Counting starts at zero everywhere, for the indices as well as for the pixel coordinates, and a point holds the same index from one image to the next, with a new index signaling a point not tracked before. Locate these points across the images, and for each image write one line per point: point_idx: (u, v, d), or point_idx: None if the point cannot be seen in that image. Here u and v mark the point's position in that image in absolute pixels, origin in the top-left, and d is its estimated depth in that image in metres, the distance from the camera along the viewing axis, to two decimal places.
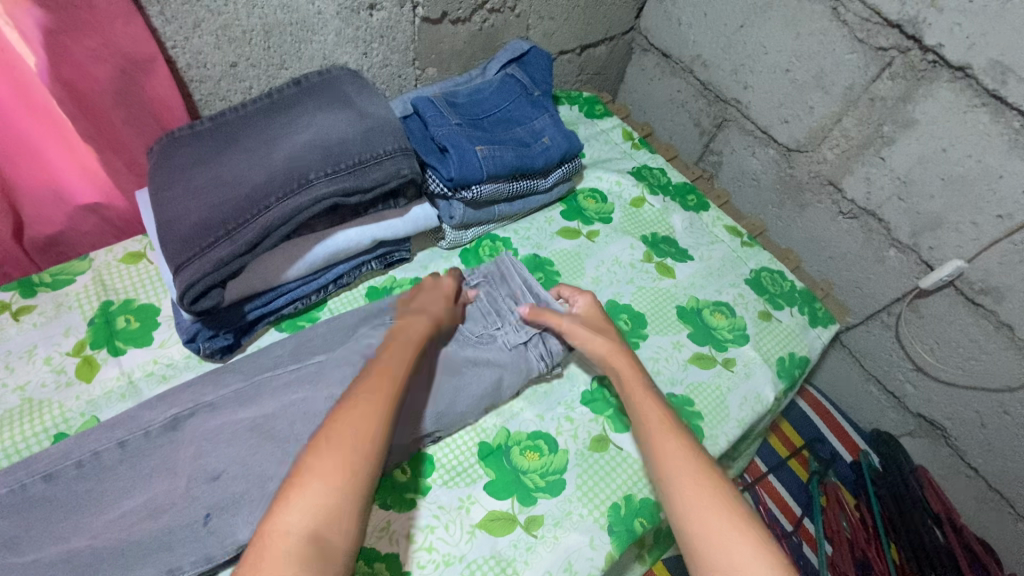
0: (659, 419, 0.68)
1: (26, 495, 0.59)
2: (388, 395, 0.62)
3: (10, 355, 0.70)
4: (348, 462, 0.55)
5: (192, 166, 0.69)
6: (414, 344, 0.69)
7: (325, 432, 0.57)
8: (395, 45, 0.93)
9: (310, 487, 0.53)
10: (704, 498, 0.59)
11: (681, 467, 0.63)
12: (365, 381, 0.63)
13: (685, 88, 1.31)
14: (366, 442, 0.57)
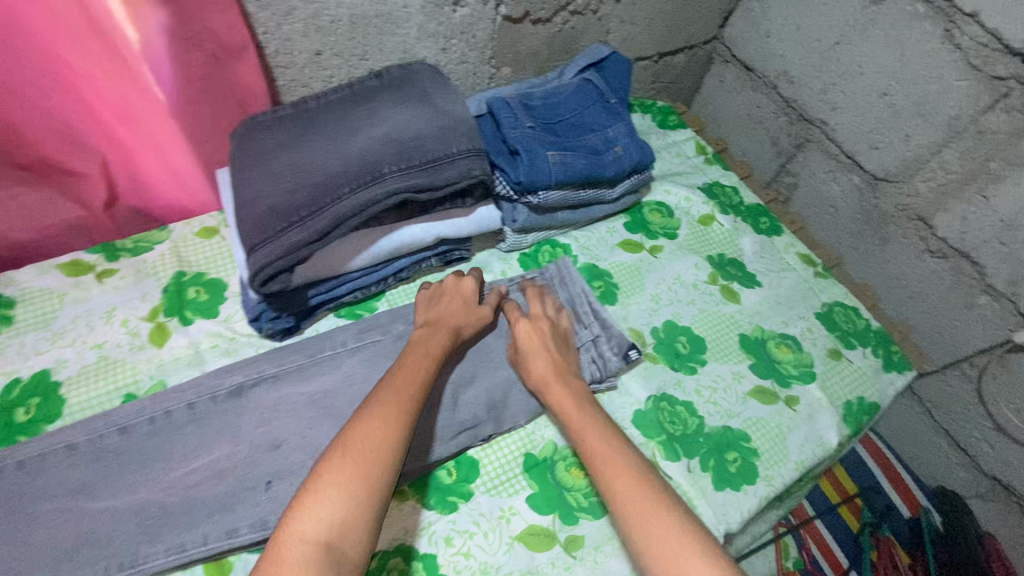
0: (612, 452, 0.63)
1: (103, 444, 0.62)
2: (411, 401, 0.62)
3: (92, 314, 0.74)
4: (369, 467, 0.55)
5: (273, 151, 0.71)
6: (434, 347, 0.69)
7: (343, 435, 0.58)
8: (474, 42, 0.93)
9: (326, 493, 0.53)
10: (669, 541, 0.56)
11: (640, 508, 0.58)
12: (383, 385, 0.63)
13: (766, 104, 1.25)
14: (388, 446, 0.57)
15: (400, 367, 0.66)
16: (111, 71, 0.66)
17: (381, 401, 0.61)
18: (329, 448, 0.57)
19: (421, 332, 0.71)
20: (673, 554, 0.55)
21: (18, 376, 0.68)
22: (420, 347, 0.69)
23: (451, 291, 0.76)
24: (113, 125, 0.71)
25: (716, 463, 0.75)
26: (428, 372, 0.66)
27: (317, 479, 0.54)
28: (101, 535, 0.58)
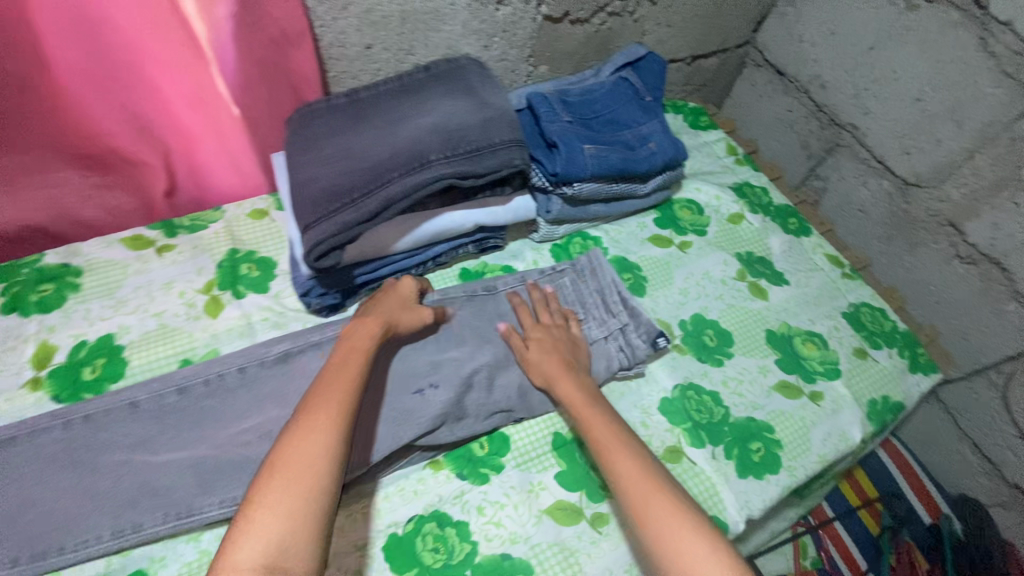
0: (620, 442, 0.65)
1: (163, 403, 0.67)
2: (341, 405, 0.59)
3: (153, 285, 0.79)
4: (300, 483, 0.53)
5: (327, 137, 0.75)
6: (364, 346, 0.66)
7: (273, 455, 0.56)
8: (515, 41, 0.96)
9: (259, 517, 0.51)
10: (678, 527, 0.58)
11: (649, 496, 0.60)
12: (308, 396, 0.60)
13: (797, 108, 1.26)
14: (320, 458, 0.55)
15: (327, 375, 0.62)
16: (179, 55, 0.72)
17: (307, 413, 0.58)
18: (261, 469, 0.55)
19: (352, 336, 0.68)
20: (682, 540, 0.57)
21: (84, 338, 0.73)
22: (349, 347, 0.66)
23: (388, 294, 0.73)
24: (176, 106, 0.77)
25: (740, 452, 0.77)
26: (355, 374, 0.63)
27: (248, 507, 0.52)
28: (161, 485, 0.62)
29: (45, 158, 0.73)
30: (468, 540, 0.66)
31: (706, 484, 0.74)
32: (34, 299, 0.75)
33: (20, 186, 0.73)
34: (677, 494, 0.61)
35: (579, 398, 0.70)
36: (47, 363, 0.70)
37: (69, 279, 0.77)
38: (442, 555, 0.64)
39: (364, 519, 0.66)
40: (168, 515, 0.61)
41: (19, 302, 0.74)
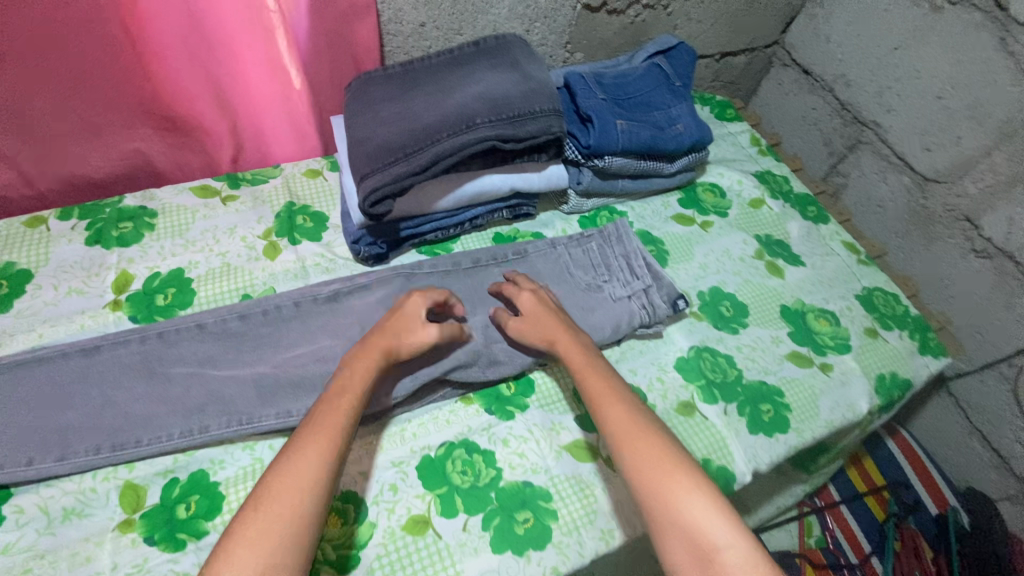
0: (614, 394, 0.69)
1: (226, 327, 0.74)
2: (332, 443, 0.60)
3: (218, 229, 0.86)
4: (285, 519, 0.54)
5: (383, 101, 0.83)
6: (367, 373, 0.66)
7: (260, 486, 0.57)
8: (554, 27, 1.03)
9: (237, 551, 0.52)
10: (666, 472, 0.61)
11: (641, 443, 0.64)
12: (302, 429, 0.61)
13: (821, 106, 1.31)
14: (305, 499, 0.56)
15: (320, 411, 0.63)
16: (256, 24, 0.80)
17: (298, 446, 0.59)
18: (245, 505, 0.56)
19: (355, 356, 0.68)
20: (671, 483, 0.60)
21: (158, 271, 0.81)
22: (352, 372, 0.66)
23: (400, 317, 0.71)
24: (249, 75, 0.85)
25: (750, 411, 0.82)
26: (350, 412, 0.63)
27: (229, 538, 0.53)
28: (226, 395, 0.70)
29: (131, 118, 0.84)
30: (493, 466, 0.72)
31: (716, 437, 0.79)
32: (114, 234, 0.83)
33: (112, 139, 0.85)
34: (668, 443, 0.64)
35: (577, 351, 0.73)
36: (125, 289, 0.79)
37: (145, 219, 0.85)
38: (469, 477, 0.71)
39: (401, 440, 0.73)
40: (230, 420, 0.69)
41: (101, 236, 0.83)
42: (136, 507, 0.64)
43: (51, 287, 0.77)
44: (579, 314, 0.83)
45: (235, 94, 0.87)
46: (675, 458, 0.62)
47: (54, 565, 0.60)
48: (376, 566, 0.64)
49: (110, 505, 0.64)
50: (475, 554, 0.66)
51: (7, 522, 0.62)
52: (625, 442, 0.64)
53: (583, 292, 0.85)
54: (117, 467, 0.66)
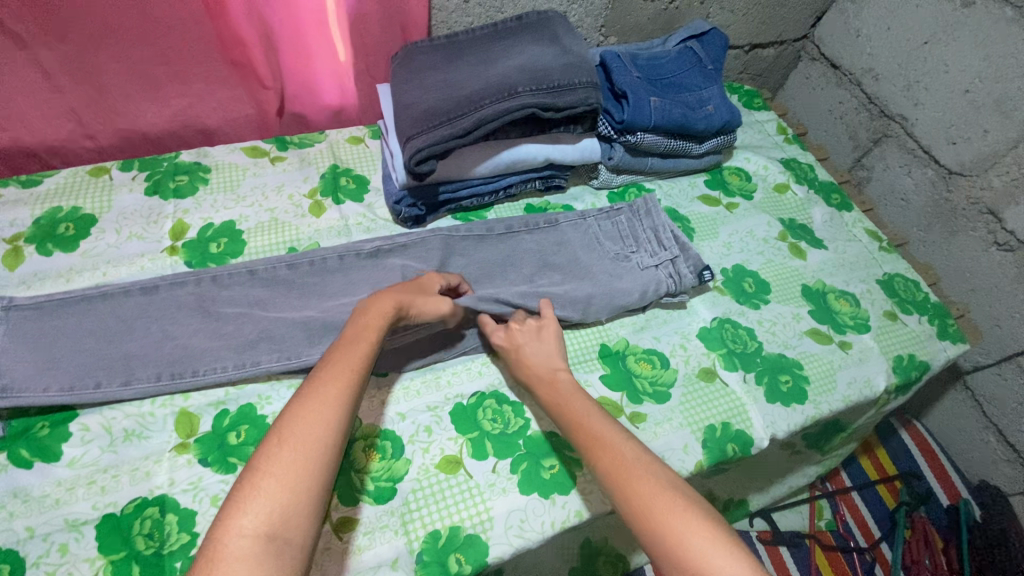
0: (601, 436, 0.65)
1: (276, 275, 0.79)
2: (350, 384, 0.61)
3: (267, 187, 0.91)
4: (311, 455, 0.54)
5: (428, 70, 0.87)
6: (385, 318, 0.67)
7: (280, 427, 0.56)
8: (591, 10, 1.07)
9: (263, 488, 0.52)
10: (662, 510, 0.58)
11: (632, 481, 0.60)
12: (318, 373, 0.61)
13: (848, 100, 1.33)
14: (326, 434, 0.56)
15: (334, 356, 0.63)
16: None
17: (317, 384, 0.59)
18: (267, 440, 0.55)
19: (367, 304, 0.69)
20: (668, 519, 0.57)
21: (212, 222, 0.86)
22: (369, 319, 0.67)
23: (414, 283, 0.74)
24: (302, 39, 0.89)
25: (770, 381, 0.85)
26: (366, 353, 0.64)
27: (251, 477, 0.53)
28: (276, 334, 0.75)
29: (189, 74, 0.89)
30: (522, 416, 0.76)
31: (736, 402, 0.82)
32: (171, 186, 0.88)
33: (166, 94, 0.90)
34: (663, 478, 0.61)
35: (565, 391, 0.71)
36: (182, 237, 0.83)
37: (199, 174, 0.90)
38: (499, 424, 0.75)
39: (436, 386, 0.77)
40: (278, 359, 0.73)
41: (159, 187, 0.88)
42: (190, 432, 0.69)
43: (115, 232, 0.82)
44: (607, 282, 0.86)
45: (285, 57, 0.91)
46: (673, 494, 0.59)
47: (117, 479, 0.65)
48: (411, 498, 0.68)
49: (166, 429, 0.69)
50: (504, 494, 0.69)
51: (74, 438, 0.67)
52: (617, 482, 0.61)
53: (613, 261, 0.89)
54: (173, 396, 0.71)
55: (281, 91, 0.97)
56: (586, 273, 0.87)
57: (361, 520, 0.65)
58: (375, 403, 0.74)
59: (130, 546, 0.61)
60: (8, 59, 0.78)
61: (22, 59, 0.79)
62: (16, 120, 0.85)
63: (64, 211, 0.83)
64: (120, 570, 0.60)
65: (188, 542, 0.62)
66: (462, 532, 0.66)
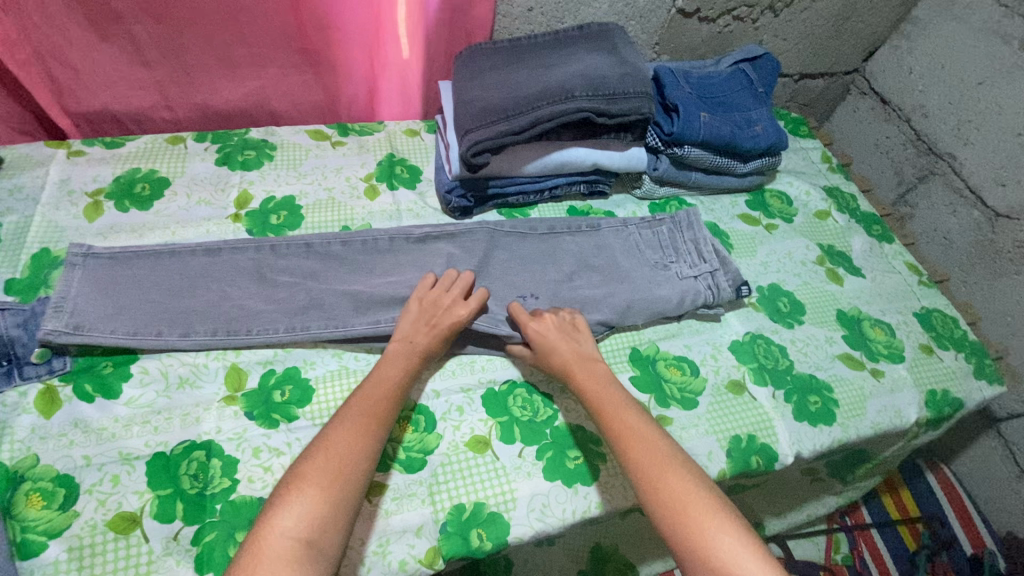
0: (637, 430, 0.67)
1: (329, 250, 0.84)
2: (383, 415, 0.66)
3: (327, 168, 0.96)
4: (345, 470, 0.59)
5: (488, 71, 0.92)
6: (415, 365, 0.72)
7: (321, 443, 0.61)
8: (647, 27, 1.10)
9: (306, 492, 0.56)
10: (694, 508, 0.60)
11: (661, 471, 0.63)
12: (355, 401, 0.66)
13: (895, 135, 1.33)
14: (359, 460, 0.60)
15: (367, 389, 0.68)
16: None
17: (353, 414, 0.64)
18: (309, 452, 0.60)
19: (397, 348, 0.73)
20: (694, 516, 0.60)
21: (273, 195, 0.91)
22: (396, 361, 0.71)
23: (442, 312, 0.76)
24: (374, 34, 0.95)
25: (799, 399, 0.85)
26: (398, 390, 0.69)
27: (295, 483, 0.57)
28: (325, 304, 0.79)
29: (265, 58, 0.95)
30: (551, 407, 0.78)
31: (763, 416, 0.82)
32: (239, 159, 0.94)
33: (243, 75, 0.96)
34: (696, 479, 0.63)
35: (593, 381, 0.73)
36: (245, 207, 0.89)
37: (266, 150, 0.96)
38: (528, 412, 0.77)
39: (470, 370, 0.80)
40: (325, 328, 0.77)
41: (228, 159, 0.93)
42: (238, 386, 0.73)
43: (185, 196, 0.88)
44: (646, 288, 0.87)
45: (356, 50, 0.96)
46: (704, 494, 0.62)
47: (169, 420, 0.69)
48: (440, 471, 0.70)
49: (217, 381, 0.73)
50: (529, 477, 0.71)
51: (134, 379, 0.72)
52: (647, 473, 0.63)
53: (652, 269, 0.91)
54: (225, 351, 0.76)
55: (348, 82, 1.02)
56: (625, 277, 0.89)
57: (390, 486, 0.68)
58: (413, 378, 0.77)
59: (176, 484, 0.65)
60: (110, 29, 0.85)
61: (120, 33, 0.86)
62: (106, 87, 0.92)
63: (141, 172, 0.89)
64: (166, 505, 0.63)
65: (229, 487, 0.65)
66: (485, 509, 0.68)
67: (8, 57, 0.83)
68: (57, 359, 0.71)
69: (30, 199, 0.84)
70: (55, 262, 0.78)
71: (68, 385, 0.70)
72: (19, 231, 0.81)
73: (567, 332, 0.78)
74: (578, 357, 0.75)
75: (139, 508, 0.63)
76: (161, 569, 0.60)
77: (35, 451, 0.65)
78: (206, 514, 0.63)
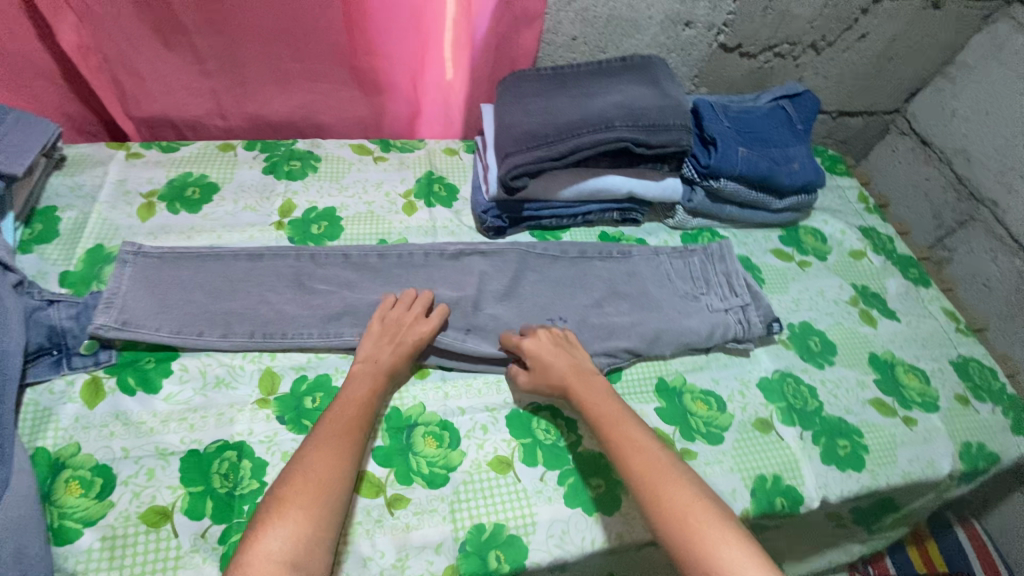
0: (638, 442, 0.68)
1: (366, 261, 0.86)
2: (354, 437, 0.66)
3: (368, 182, 0.99)
4: (323, 492, 0.59)
5: (530, 96, 0.94)
6: (380, 383, 0.73)
7: (298, 466, 0.61)
8: (688, 60, 1.12)
9: (288, 514, 0.57)
10: (698, 519, 0.60)
11: (663, 483, 0.63)
12: (326, 424, 0.66)
13: (936, 177, 1.31)
14: (334, 482, 0.61)
15: (338, 412, 0.68)
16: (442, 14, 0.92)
17: (326, 436, 0.64)
18: (286, 476, 0.60)
19: (361, 369, 0.74)
20: (700, 528, 0.60)
21: (316, 205, 0.94)
22: (361, 382, 0.72)
23: (405, 331, 0.77)
24: (423, 55, 0.98)
25: (827, 443, 0.83)
26: (366, 413, 0.69)
27: (275, 506, 0.57)
28: (359, 314, 0.81)
29: (317, 74, 0.99)
30: (575, 432, 0.77)
31: (790, 457, 0.81)
32: (285, 169, 0.97)
33: (295, 88, 1.00)
34: (695, 485, 0.64)
35: (594, 397, 0.73)
36: (288, 215, 0.92)
37: (311, 162, 0.99)
38: (552, 436, 0.77)
39: (496, 390, 0.80)
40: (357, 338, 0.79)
41: (275, 168, 0.97)
42: (271, 390, 0.75)
43: (232, 202, 0.92)
44: (675, 319, 0.87)
45: (403, 69, 1.00)
46: (706, 502, 0.62)
47: (204, 419, 0.71)
48: (461, 489, 0.71)
49: (251, 384, 0.75)
50: (549, 502, 0.71)
51: (174, 376, 0.74)
52: (650, 486, 0.63)
53: (682, 300, 0.91)
54: (261, 354, 0.78)
55: (394, 101, 1.06)
56: (654, 306, 0.89)
57: (412, 500, 0.69)
58: (439, 394, 0.78)
59: (207, 482, 0.66)
60: (175, 40, 0.90)
61: (184, 44, 0.91)
62: (167, 94, 0.97)
63: (193, 177, 0.93)
64: (196, 502, 0.65)
65: (257, 489, 0.67)
66: (505, 531, 0.68)
67: (79, 60, 0.88)
68: (104, 351, 0.74)
69: (89, 196, 0.88)
70: (108, 257, 0.82)
71: (113, 377, 0.73)
72: (76, 227, 0.85)
73: (561, 346, 0.79)
74: (576, 369, 0.76)
75: (170, 503, 0.65)
76: (187, 565, 0.61)
77: (77, 440, 0.67)
78: (234, 515, 0.65)
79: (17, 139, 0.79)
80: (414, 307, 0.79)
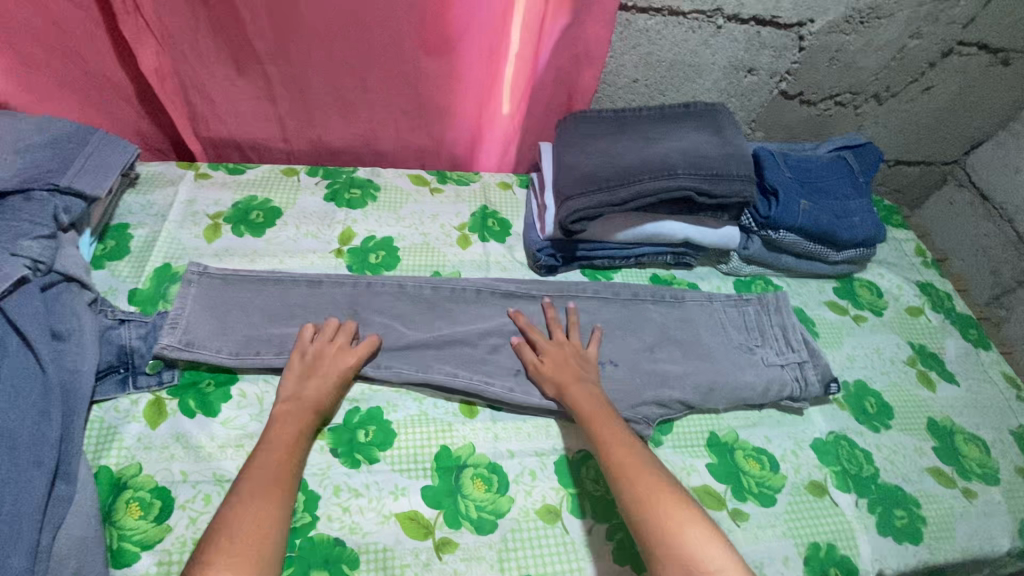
0: (615, 435, 0.71)
1: (421, 294, 0.87)
2: (287, 478, 0.65)
3: (424, 213, 1.00)
4: (259, 539, 0.59)
5: (590, 138, 0.94)
6: (308, 418, 0.71)
7: (224, 522, 0.60)
8: (748, 105, 1.11)
9: (223, 565, 0.56)
10: (663, 504, 0.65)
11: (638, 471, 0.68)
12: (253, 469, 0.65)
13: (995, 234, 1.29)
14: (269, 530, 0.60)
15: (264, 455, 0.66)
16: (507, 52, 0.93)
17: (256, 483, 0.63)
18: (212, 531, 0.59)
19: (285, 407, 0.72)
20: (668, 513, 0.64)
21: (374, 234, 0.95)
22: (286, 420, 0.70)
23: (329, 364, 0.76)
24: (485, 90, 0.99)
25: (883, 512, 0.80)
26: (295, 455, 0.67)
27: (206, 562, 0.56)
28: (412, 348, 0.82)
29: (379, 104, 1.01)
30: None
31: (845, 525, 0.78)
32: (345, 197, 0.99)
33: (357, 117, 1.03)
34: (664, 474, 0.68)
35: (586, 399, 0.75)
36: (347, 243, 0.93)
37: (370, 191, 1.01)
38: (601, 487, 0.75)
39: (545, 434, 0.79)
40: (413, 372, 0.79)
41: (336, 196, 0.99)
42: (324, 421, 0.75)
43: (294, 227, 0.94)
44: (730, 372, 0.86)
45: (464, 102, 1.01)
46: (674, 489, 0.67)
47: None
48: (510, 537, 0.70)
49: None
50: (598, 557, 0.70)
51: (232, 401, 0.75)
52: (626, 475, 0.67)
53: (737, 352, 0.89)
54: None
55: (451, 132, 1.07)
56: (708, 356, 0.88)
57: (461, 545, 0.68)
58: (489, 435, 0.78)
59: None
60: (248, 67, 0.93)
61: (257, 72, 0.94)
62: (234, 117, 1.00)
63: (257, 200, 0.95)
64: None
65: (308, 523, 0.67)
66: None
67: (158, 85, 0.91)
68: (167, 371, 0.75)
69: (160, 215, 0.91)
70: (175, 277, 0.85)
71: (174, 399, 0.74)
72: (146, 245, 0.87)
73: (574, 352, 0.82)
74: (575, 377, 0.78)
75: None
76: None
77: (138, 461, 0.69)
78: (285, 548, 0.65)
79: (98, 161, 0.82)
80: (336, 337, 0.78)
